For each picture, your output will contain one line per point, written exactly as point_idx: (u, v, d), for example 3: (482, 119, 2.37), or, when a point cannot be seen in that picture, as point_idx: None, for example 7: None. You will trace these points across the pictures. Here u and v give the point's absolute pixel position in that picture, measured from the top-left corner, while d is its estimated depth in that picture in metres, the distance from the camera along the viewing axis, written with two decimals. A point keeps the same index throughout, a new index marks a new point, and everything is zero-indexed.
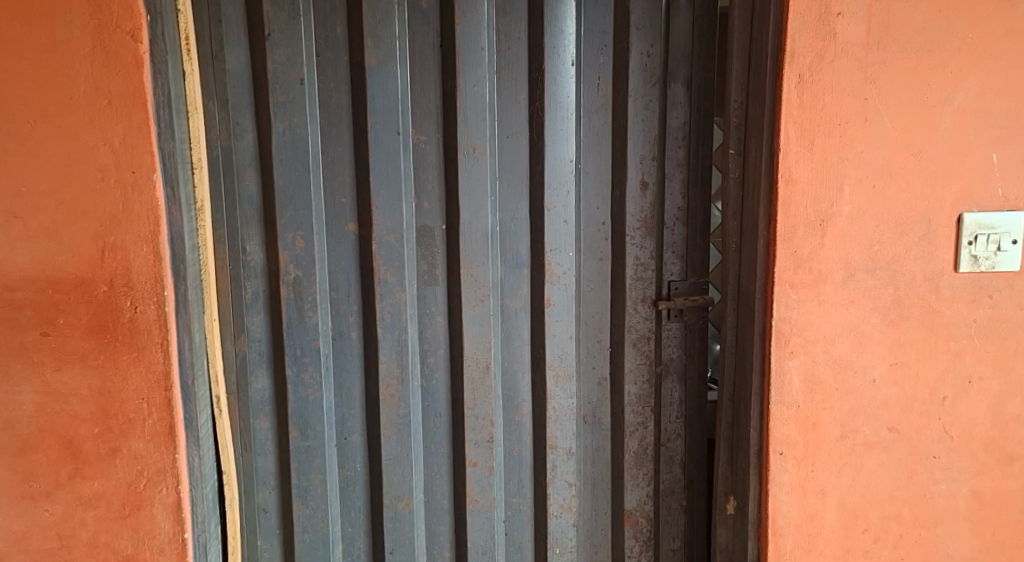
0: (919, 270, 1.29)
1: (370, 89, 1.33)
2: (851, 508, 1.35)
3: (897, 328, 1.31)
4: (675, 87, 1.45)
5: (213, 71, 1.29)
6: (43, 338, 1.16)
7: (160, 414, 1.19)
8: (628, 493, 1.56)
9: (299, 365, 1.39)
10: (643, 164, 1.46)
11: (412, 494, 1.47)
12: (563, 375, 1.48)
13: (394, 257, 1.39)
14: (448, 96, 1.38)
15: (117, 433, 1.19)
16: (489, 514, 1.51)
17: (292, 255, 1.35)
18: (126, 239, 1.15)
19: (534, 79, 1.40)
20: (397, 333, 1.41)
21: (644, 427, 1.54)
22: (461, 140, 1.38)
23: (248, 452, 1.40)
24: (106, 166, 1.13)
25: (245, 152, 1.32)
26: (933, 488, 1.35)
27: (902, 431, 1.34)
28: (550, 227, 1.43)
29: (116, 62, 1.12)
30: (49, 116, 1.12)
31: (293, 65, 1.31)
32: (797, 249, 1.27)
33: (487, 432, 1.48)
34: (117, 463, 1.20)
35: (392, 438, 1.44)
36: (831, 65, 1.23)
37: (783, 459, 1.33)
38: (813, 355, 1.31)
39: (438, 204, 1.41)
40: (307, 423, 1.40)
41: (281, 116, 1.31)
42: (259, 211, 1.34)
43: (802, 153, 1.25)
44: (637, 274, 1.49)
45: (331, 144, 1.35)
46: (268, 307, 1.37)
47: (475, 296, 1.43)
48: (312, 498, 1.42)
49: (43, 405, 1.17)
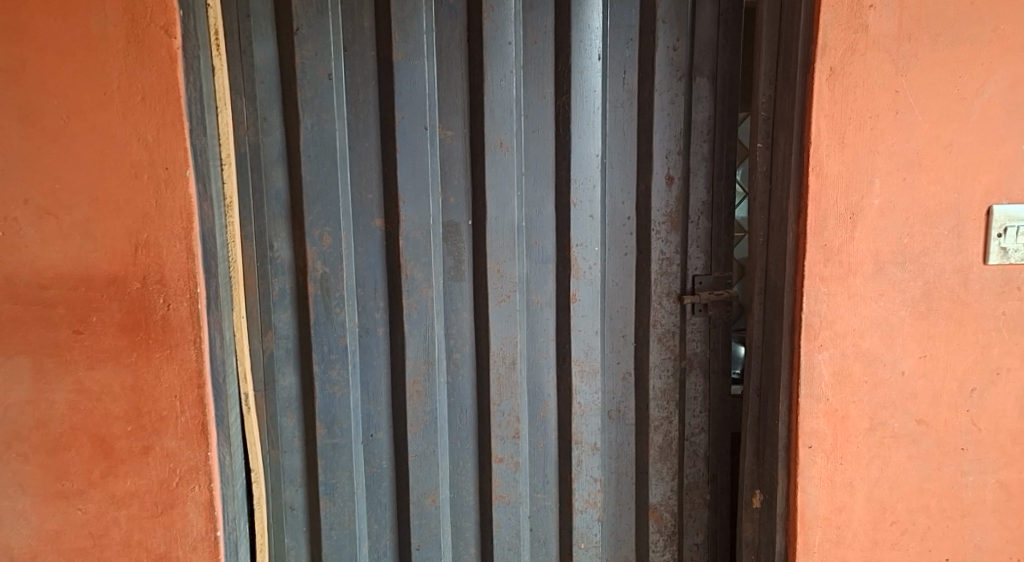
0: (948, 263, 1.29)
1: (397, 84, 1.33)
2: (879, 501, 1.36)
3: (926, 321, 1.31)
4: (700, 81, 1.45)
5: (241, 66, 1.28)
6: (75, 336, 1.15)
7: (193, 411, 1.19)
8: (652, 488, 1.58)
9: (327, 361, 1.38)
10: (669, 158, 1.47)
11: (438, 491, 1.47)
12: (589, 370, 1.50)
13: (421, 254, 1.39)
14: (475, 91, 1.37)
15: (149, 430, 1.18)
16: (515, 509, 1.51)
17: (320, 251, 1.34)
18: (159, 236, 1.14)
19: (560, 73, 1.40)
20: (424, 329, 1.41)
21: (668, 421, 1.56)
22: (488, 135, 1.38)
23: (275, 449, 1.40)
24: (140, 162, 1.12)
25: (273, 148, 1.31)
26: (961, 480, 1.36)
27: (930, 424, 1.34)
28: (576, 222, 1.44)
29: (150, 58, 1.11)
30: (82, 112, 1.10)
31: (321, 60, 1.29)
32: (827, 242, 1.27)
33: (513, 428, 1.48)
34: (150, 462, 1.19)
35: (418, 434, 1.44)
36: (863, 58, 1.23)
37: (812, 452, 1.33)
38: (843, 348, 1.31)
39: (464, 200, 1.40)
40: (334, 421, 1.40)
41: (308, 112, 1.30)
42: (286, 208, 1.33)
43: (832, 147, 1.25)
44: (661, 268, 1.51)
45: (358, 139, 1.34)
46: (295, 304, 1.36)
47: (501, 292, 1.43)
48: (339, 495, 1.42)
49: (76, 404, 1.16)
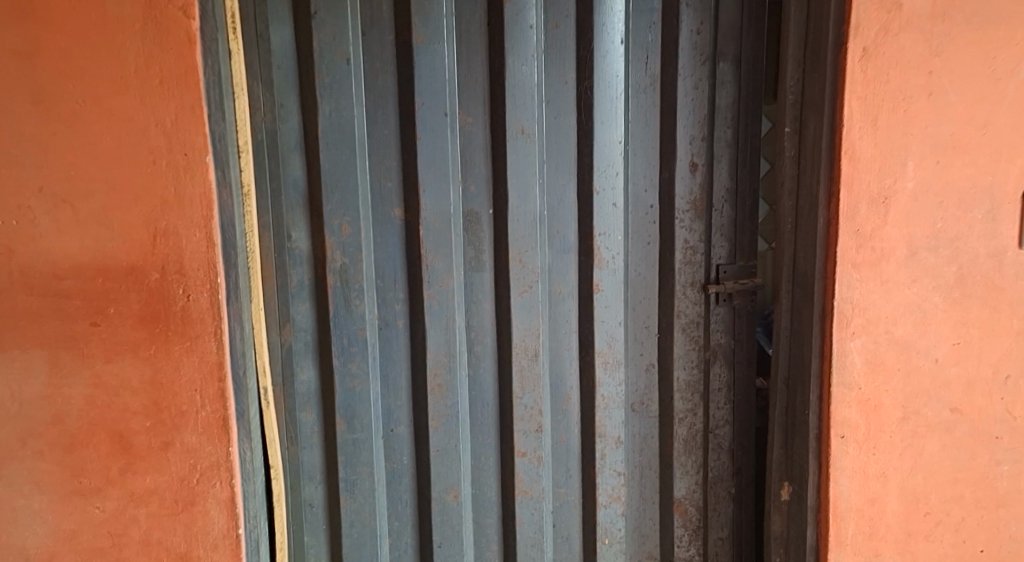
0: (982, 248, 1.27)
1: (417, 69, 1.29)
2: (912, 492, 1.33)
3: (960, 307, 1.29)
4: (724, 66, 1.44)
5: (258, 51, 1.24)
6: (92, 328, 1.12)
7: (214, 406, 1.16)
8: (677, 482, 1.55)
9: (346, 355, 1.34)
10: (692, 145, 1.45)
11: (459, 487, 1.44)
12: (612, 361, 1.47)
13: (442, 244, 1.36)
14: (496, 76, 1.34)
15: (169, 426, 1.15)
16: (538, 505, 1.48)
17: (339, 241, 1.30)
18: (178, 224, 1.11)
19: (582, 58, 1.38)
20: (445, 321, 1.38)
21: (693, 413, 1.54)
22: (509, 122, 1.35)
23: (294, 445, 1.36)
24: (158, 149, 1.09)
25: (291, 136, 1.27)
26: (995, 470, 1.34)
27: (964, 412, 1.32)
28: (598, 211, 1.42)
29: (168, 40, 1.07)
30: (98, 96, 1.07)
31: (339, 44, 1.25)
32: (860, 227, 1.24)
33: (535, 422, 1.45)
34: (169, 458, 1.16)
35: (439, 429, 1.41)
36: (896, 37, 1.21)
37: (845, 442, 1.30)
38: (876, 335, 1.28)
39: (485, 188, 1.37)
40: (354, 416, 1.36)
41: (326, 98, 1.26)
42: (304, 197, 1.29)
43: (865, 130, 1.22)
44: (686, 258, 1.49)
45: (376, 127, 1.31)
46: (314, 296, 1.33)
47: (523, 282, 1.40)
48: (359, 491, 1.38)
49: (93, 399, 1.13)
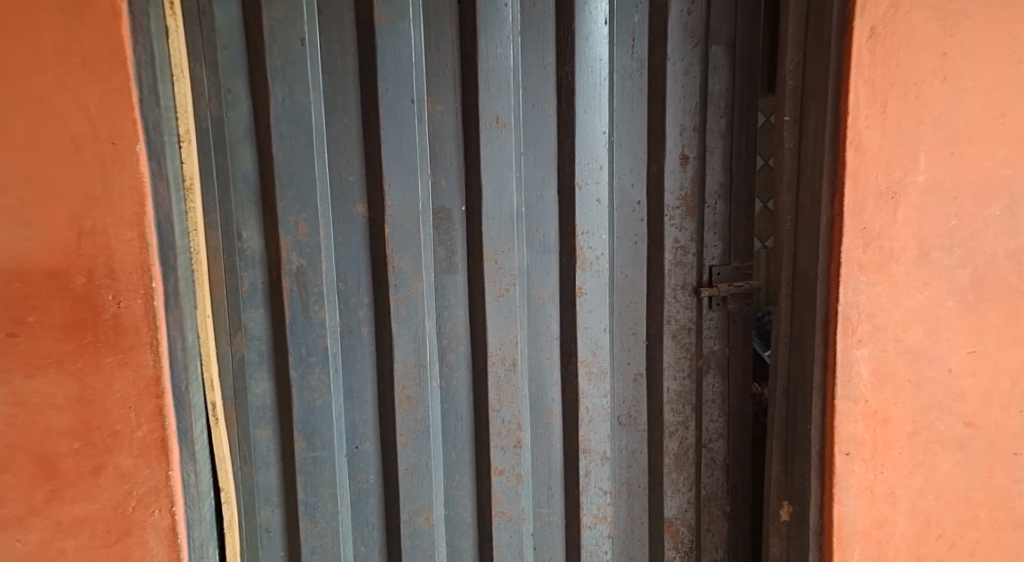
0: (1000, 247, 1.17)
1: (381, 51, 1.17)
2: (923, 513, 1.22)
3: (976, 312, 1.19)
4: (717, 49, 1.33)
5: (201, 31, 1.11)
6: (10, 339, 0.99)
7: (151, 425, 1.04)
8: (667, 501, 1.45)
9: (305, 366, 1.22)
10: (683, 136, 1.34)
11: (432, 508, 1.32)
12: (597, 371, 1.36)
13: (409, 244, 1.24)
14: (468, 60, 1.23)
15: (101, 448, 1.03)
16: (517, 527, 1.37)
17: (295, 241, 1.18)
18: (106, 222, 0.98)
19: (562, 41, 1.27)
20: (414, 329, 1.26)
21: (684, 427, 1.43)
22: (482, 111, 1.24)
23: (248, 465, 1.23)
24: (82, 138, 0.97)
25: (239, 125, 1.14)
26: (1013, 489, 1.24)
27: (980, 427, 1.22)
28: (581, 208, 1.30)
29: (91, 14, 0.95)
30: (11, 77, 0.94)
31: (292, 23, 1.14)
32: (867, 224, 1.13)
33: (513, 437, 1.34)
34: (101, 483, 1.04)
35: (408, 446, 1.29)
36: (907, 16, 1.10)
37: (850, 460, 1.19)
38: (884, 343, 1.17)
39: (457, 182, 1.26)
40: (314, 432, 1.24)
41: (279, 83, 1.14)
42: (256, 193, 1.17)
43: (872, 118, 1.11)
44: (676, 258, 1.38)
45: (336, 114, 1.18)
46: (268, 302, 1.20)
47: (499, 286, 1.29)
48: (321, 515, 1.26)
49: (11, 419, 1.00)
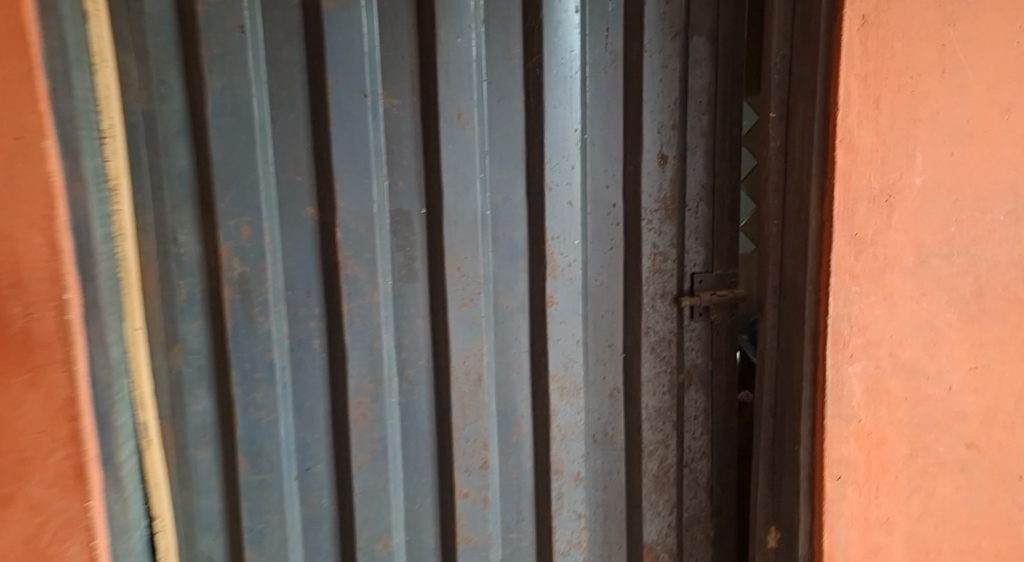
0: (1003, 255, 1.09)
1: (330, 40, 1.08)
2: (921, 541, 1.13)
3: (977, 324, 1.10)
4: (698, 41, 1.26)
5: (128, 16, 1.01)
6: None
7: (66, 451, 0.93)
8: (646, 524, 1.36)
9: (249, 382, 1.11)
10: (661, 134, 1.27)
11: (391, 534, 1.22)
12: (569, 387, 1.26)
13: (364, 249, 1.14)
14: (427, 50, 1.13)
15: (9, 477, 0.92)
16: (484, 553, 1.27)
17: (236, 246, 1.08)
18: (12, 226, 0.88)
19: (529, 31, 1.17)
20: (369, 341, 1.16)
21: (665, 446, 1.35)
22: (443, 105, 1.14)
23: (187, 489, 1.12)
24: None
25: (173, 118, 1.04)
26: (1016, 514, 1.16)
27: (982, 448, 1.13)
28: (552, 210, 1.21)
29: None
30: None
31: (230, 7, 1.03)
32: (859, 230, 1.04)
33: (480, 457, 1.24)
34: (10, 516, 0.93)
35: (364, 467, 1.18)
36: (903, 3, 1.00)
37: (841, 484, 1.10)
38: (878, 359, 1.08)
39: (416, 183, 1.16)
40: (260, 453, 1.13)
41: (216, 73, 1.04)
42: (192, 192, 1.06)
43: (864, 115, 1.02)
44: (654, 265, 1.30)
45: (281, 108, 1.08)
46: (207, 311, 1.09)
47: (463, 294, 1.19)
48: (268, 543, 1.15)
49: None
